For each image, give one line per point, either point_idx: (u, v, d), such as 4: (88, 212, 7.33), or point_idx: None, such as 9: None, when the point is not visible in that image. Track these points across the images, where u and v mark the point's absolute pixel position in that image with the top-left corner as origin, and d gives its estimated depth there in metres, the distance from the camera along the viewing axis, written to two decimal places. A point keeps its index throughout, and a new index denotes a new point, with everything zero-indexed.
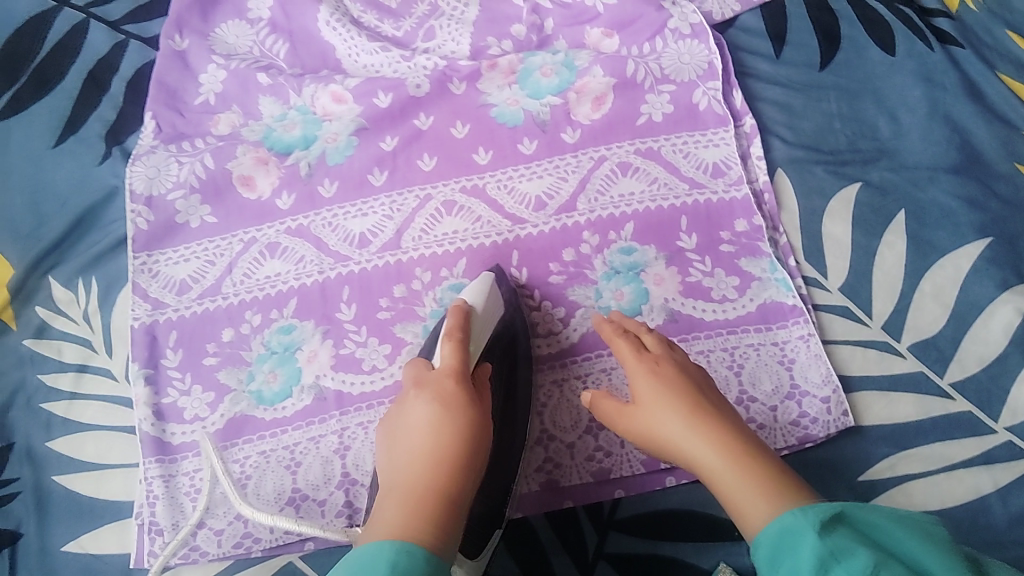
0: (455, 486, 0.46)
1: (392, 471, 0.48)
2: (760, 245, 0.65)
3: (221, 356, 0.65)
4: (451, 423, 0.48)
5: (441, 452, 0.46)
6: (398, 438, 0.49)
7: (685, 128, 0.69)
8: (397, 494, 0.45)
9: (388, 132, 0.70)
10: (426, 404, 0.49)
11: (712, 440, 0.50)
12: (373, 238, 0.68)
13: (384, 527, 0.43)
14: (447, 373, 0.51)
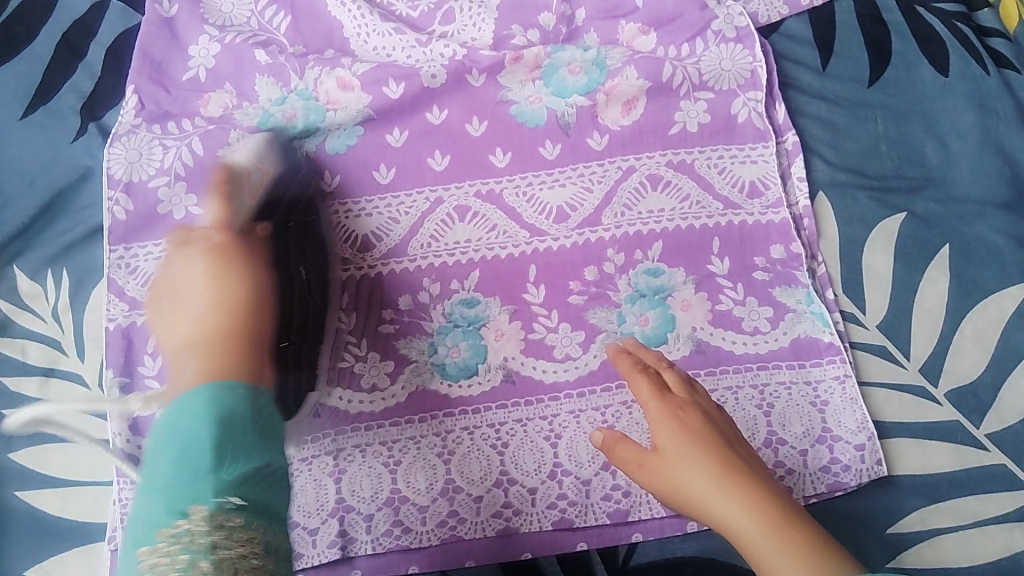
0: (254, 317, 0.54)
1: (182, 329, 0.53)
2: (795, 274, 0.61)
3: None
4: (211, 284, 0.54)
5: (222, 327, 0.52)
6: (182, 302, 0.54)
7: (721, 140, 0.64)
8: (191, 345, 0.51)
9: (397, 125, 0.64)
10: (203, 261, 0.56)
11: (742, 500, 0.44)
12: (377, 242, 0.62)
13: (187, 377, 0.49)
14: (216, 228, 0.58)
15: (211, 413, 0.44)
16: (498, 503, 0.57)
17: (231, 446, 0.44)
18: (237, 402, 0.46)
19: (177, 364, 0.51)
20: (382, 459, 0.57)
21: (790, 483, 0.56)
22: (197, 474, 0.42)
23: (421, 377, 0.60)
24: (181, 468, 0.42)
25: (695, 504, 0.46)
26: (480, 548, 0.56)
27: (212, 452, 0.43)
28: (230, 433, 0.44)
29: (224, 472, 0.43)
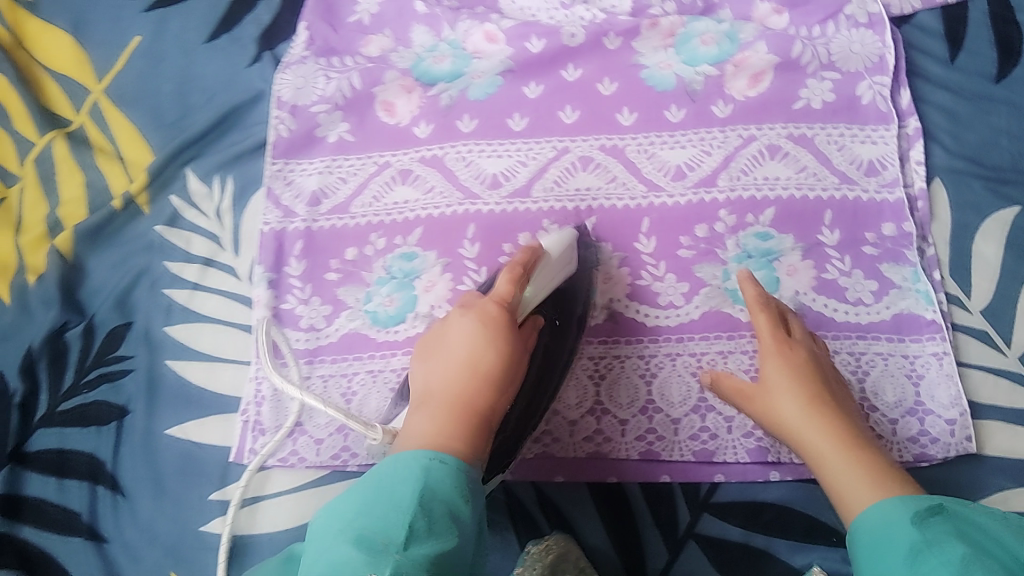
0: (490, 408, 0.51)
1: (427, 378, 0.53)
2: (904, 252, 0.63)
3: (343, 273, 0.66)
4: (489, 343, 0.52)
5: (473, 401, 0.50)
6: (447, 361, 0.53)
7: (843, 119, 0.66)
8: (438, 408, 0.50)
9: (534, 78, 0.69)
10: (472, 322, 0.54)
11: (845, 463, 0.49)
12: (505, 181, 0.67)
13: (422, 433, 0.48)
14: (491, 299, 0.54)
15: (424, 479, 0.43)
16: (591, 429, 0.60)
17: (431, 529, 0.40)
18: (448, 491, 0.43)
19: (418, 412, 0.50)
20: None
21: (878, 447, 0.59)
22: (394, 548, 0.38)
23: None
24: (379, 526, 0.40)
25: (781, 423, 0.54)
26: (569, 467, 0.60)
27: (413, 530, 0.40)
28: (434, 515, 0.41)
29: (421, 544, 0.39)
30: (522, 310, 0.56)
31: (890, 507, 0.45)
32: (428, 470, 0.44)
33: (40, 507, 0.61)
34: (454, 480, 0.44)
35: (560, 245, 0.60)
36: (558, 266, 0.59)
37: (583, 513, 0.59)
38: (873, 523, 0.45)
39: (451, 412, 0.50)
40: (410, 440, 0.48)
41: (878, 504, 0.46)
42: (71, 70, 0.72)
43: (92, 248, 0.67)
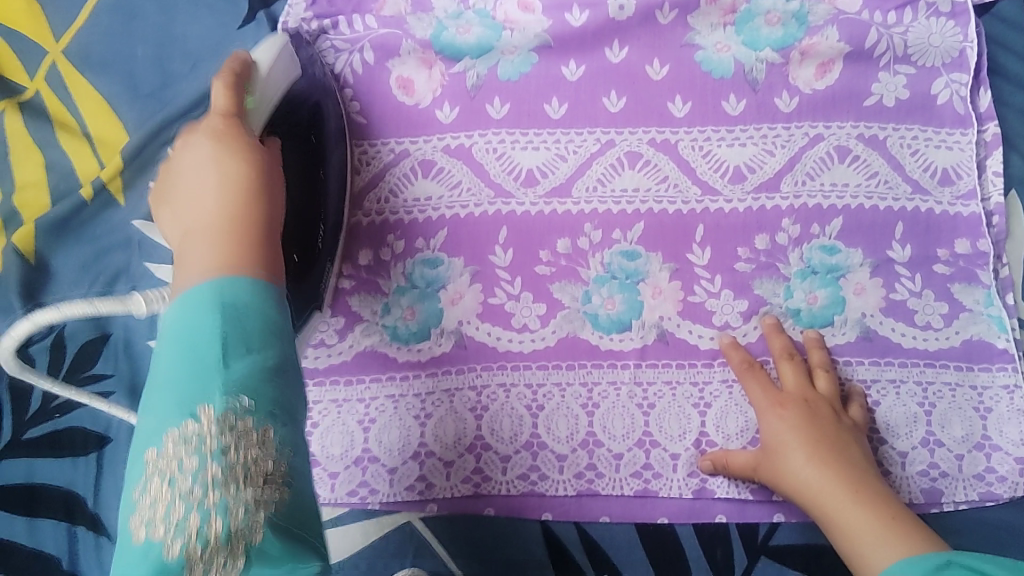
0: (263, 209, 0.43)
1: (182, 214, 0.43)
2: (978, 272, 0.57)
3: (356, 280, 0.58)
4: (220, 165, 0.43)
5: (232, 212, 0.42)
6: (194, 185, 0.43)
7: (918, 119, 0.60)
8: (187, 242, 0.41)
9: (574, 58, 0.61)
10: (231, 143, 0.44)
11: (859, 513, 0.47)
12: (542, 178, 0.59)
13: (201, 267, 0.39)
14: (216, 116, 0.46)
15: (218, 307, 0.37)
16: (639, 464, 0.55)
17: (247, 342, 0.36)
18: (246, 296, 0.38)
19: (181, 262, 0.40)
20: (525, 402, 0.55)
21: (942, 487, 0.54)
22: (213, 365, 0.35)
23: (573, 324, 0.57)
24: (196, 349, 0.36)
25: (805, 493, 0.50)
26: (616, 506, 0.54)
27: (228, 341, 0.36)
28: (247, 323, 0.37)
29: (241, 359, 0.36)
30: (253, 117, 0.48)
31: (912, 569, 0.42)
32: (221, 289, 0.37)
33: (9, 550, 0.52)
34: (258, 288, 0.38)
35: (274, 49, 0.51)
36: (275, 76, 0.51)
37: (631, 559, 0.54)
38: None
39: (186, 243, 0.41)
40: (192, 275, 0.39)
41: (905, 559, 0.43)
42: (24, 25, 0.60)
43: (58, 244, 0.57)
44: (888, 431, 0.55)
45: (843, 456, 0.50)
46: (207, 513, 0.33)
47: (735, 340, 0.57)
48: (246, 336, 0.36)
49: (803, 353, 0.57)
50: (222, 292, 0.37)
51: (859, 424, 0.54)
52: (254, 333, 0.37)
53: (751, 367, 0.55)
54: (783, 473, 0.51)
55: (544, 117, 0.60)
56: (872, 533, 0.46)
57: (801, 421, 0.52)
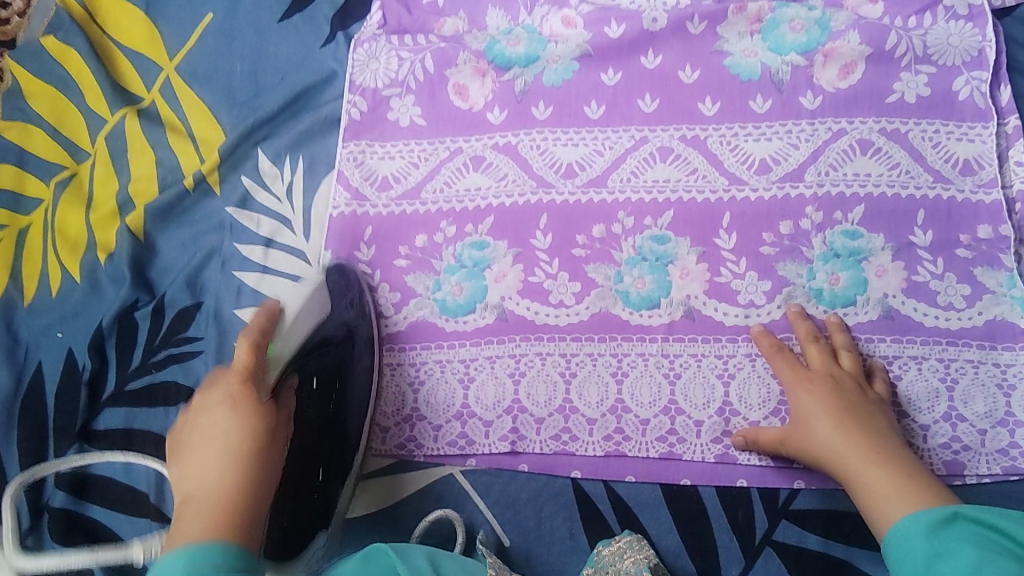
0: (259, 479, 0.46)
1: (184, 485, 0.47)
2: (1000, 255, 0.59)
3: (412, 260, 0.64)
4: (235, 427, 0.48)
5: (224, 488, 0.45)
6: (203, 452, 0.47)
7: (938, 115, 0.63)
8: (181, 513, 0.44)
9: (612, 65, 0.67)
10: (244, 416, 0.48)
11: (882, 476, 0.50)
12: (580, 171, 0.65)
13: (192, 531, 0.42)
14: (236, 373, 0.51)
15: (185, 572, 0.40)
16: (664, 429, 0.59)
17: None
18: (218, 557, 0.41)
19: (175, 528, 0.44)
20: (559, 369, 0.61)
21: (965, 459, 0.56)
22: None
23: (605, 301, 0.62)
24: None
25: (833, 461, 0.53)
26: (642, 467, 0.58)
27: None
28: None
29: None
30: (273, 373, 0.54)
31: (921, 519, 0.46)
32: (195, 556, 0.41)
33: (106, 485, 0.61)
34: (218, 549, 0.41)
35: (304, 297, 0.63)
36: (298, 321, 0.60)
37: (656, 517, 0.57)
38: (904, 534, 0.46)
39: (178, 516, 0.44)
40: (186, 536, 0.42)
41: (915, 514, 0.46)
42: (145, 48, 0.71)
43: (162, 227, 0.67)
44: (909, 404, 0.58)
45: (867, 424, 0.53)
46: None
47: (763, 327, 0.60)
48: None
49: (826, 334, 0.60)
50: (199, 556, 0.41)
51: (884, 398, 0.57)
52: None
53: (780, 349, 0.58)
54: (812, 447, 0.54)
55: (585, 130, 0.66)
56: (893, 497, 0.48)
57: (828, 392, 0.55)
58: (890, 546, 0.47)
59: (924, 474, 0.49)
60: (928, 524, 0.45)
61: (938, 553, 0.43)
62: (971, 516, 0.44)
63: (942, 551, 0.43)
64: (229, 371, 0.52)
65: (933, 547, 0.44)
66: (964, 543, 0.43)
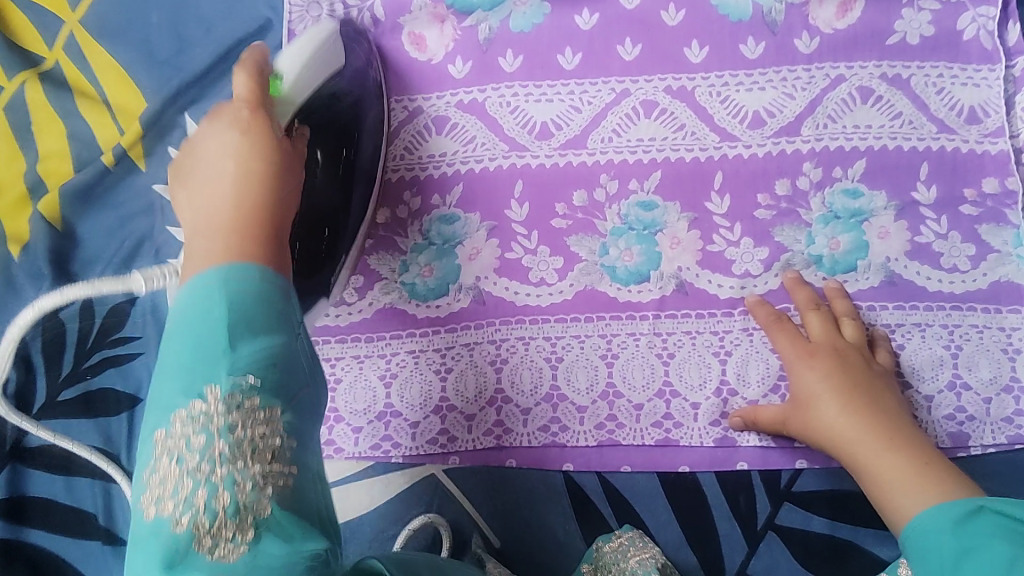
0: (277, 210, 0.43)
1: (195, 206, 0.43)
2: (1006, 212, 0.56)
3: (373, 239, 0.58)
4: (241, 158, 0.43)
5: (243, 206, 0.42)
6: (213, 174, 0.43)
7: (943, 57, 0.58)
8: (198, 229, 0.41)
9: (587, 7, 0.59)
10: (255, 134, 0.44)
11: (896, 463, 0.47)
12: (557, 130, 0.59)
13: (210, 258, 0.39)
14: (243, 99, 0.45)
15: (226, 299, 0.37)
16: (659, 414, 0.55)
17: (252, 325, 0.36)
18: (254, 279, 0.38)
19: (195, 254, 0.40)
20: (544, 354, 0.56)
21: (969, 430, 0.54)
22: (218, 355, 0.35)
23: (590, 277, 0.57)
24: (201, 330, 0.36)
25: (840, 444, 0.50)
26: (637, 456, 0.54)
27: (234, 328, 0.36)
28: (256, 310, 0.37)
29: (248, 343, 0.36)
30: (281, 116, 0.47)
31: (947, 514, 0.42)
32: (230, 282, 0.37)
33: (47, 506, 0.55)
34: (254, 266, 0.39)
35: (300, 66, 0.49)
36: (305, 74, 0.49)
37: (653, 507, 0.54)
38: (929, 529, 0.43)
39: (195, 233, 0.41)
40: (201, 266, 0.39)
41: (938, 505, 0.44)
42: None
43: (82, 211, 0.59)
44: (913, 375, 0.55)
45: (876, 405, 0.50)
46: (215, 487, 0.32)
47: (760, 297, 0.56)
48: (253, 324, 0.36)
49: (825, 302, 0.56)
50: (235, 284, 0.37)
51: (888, 369, 0.53)
52: (262, 320, 0.37)
53: (779, 320, 0.54)
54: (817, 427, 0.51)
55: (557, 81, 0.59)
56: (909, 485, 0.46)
57: (831, 369, 0.52)
58: (915, 544, 0.43)
59: (937, 456, 0.47)
60: (955, 518, 0.42)
61: (966, 548, 0.40)
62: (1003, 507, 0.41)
63: (971, 545, 0.40)
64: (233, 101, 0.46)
65: (961, 542, 0.40)
66: (994, 534, 0.39)
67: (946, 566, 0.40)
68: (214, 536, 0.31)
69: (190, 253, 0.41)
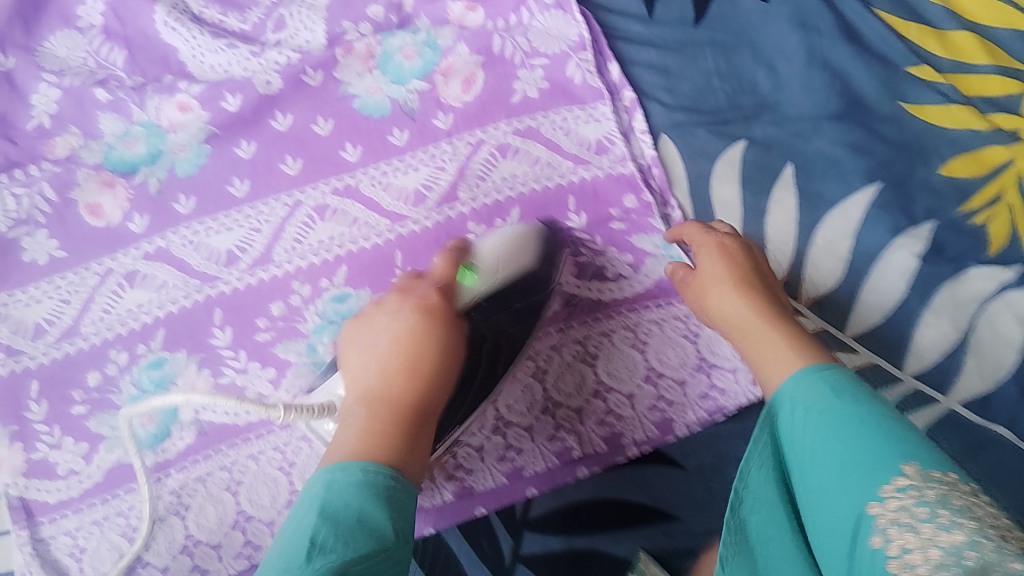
0: (428, 406, 0.48)
1: (365, 375, 0.49)
2: (649, 222, 0.63)
3: (90, 403, 0.59)
4: (443, 354, 0.50)
5: (392, 397, 0.47)
6: (420, 354, 0.49)
7: (562, 102, 0.66)
8: (377, 411, 0.47)
9: (243, 137, 0.64)
10: (433, 334, 0.50)
11: (773, 338, 0.48)
12: (242, 254, 0.62)
13: (366, 451, 0.44)
14: (433, 291, 0.52)
15: (319, 499, 0.41)
16: None
17: (318, 541, 0.39)
18: (348, 485, 0.42)
19: (356, 408, 0.48)
20: (278, 464, 0.58)
21: (673, 414, 0.58)
22: (295, 564, 0.38)
23: (304, 378, 0.60)
24: (291, 544, 0.40)
25: (732, 325, 0.52)
26: None
27: (313, 540, 0.39)
28: (340, 519, 0.40)
29: (320, 554, 0.39)
30: (459, 307, 0.53)
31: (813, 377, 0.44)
32: (335, 482, 0.42)
33: None
34: (367, 492, 0.42)
35: (501, 244, 0.56)
36: (502, 269, 0.55)
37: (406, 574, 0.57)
38: (809, 398, 0.43)
39: (365, 411, 0.47)
40: (351, 446, 0.45)
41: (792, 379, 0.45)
42: None
43: None
44: (611, 378, 0.59)
45: (767, 296, 0.53)
46: None
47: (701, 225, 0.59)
48: (337, 526, 0.40)
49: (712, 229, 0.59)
50: (340, 480, 0.42)
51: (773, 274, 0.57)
52: (354, 524, 0.40)
53: (704, 229, 0.58)
54: (709, 302, 0.54)
55: (239, 210, 0.63)
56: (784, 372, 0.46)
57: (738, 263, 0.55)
58: (781, 408, 0.44)
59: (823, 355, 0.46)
60: (841, 391, 0.42)
61: (852, 427, 0.40)
62: (846, 386, 0.43)
63: (829, 404, 0.42)
64: (422, 286, 0.53)
65: (846, 419, 0.41)
66: (862, 405, 0.41)
67: (799, 457, 0.42)
68: None
69: (352, 413, 0.47)
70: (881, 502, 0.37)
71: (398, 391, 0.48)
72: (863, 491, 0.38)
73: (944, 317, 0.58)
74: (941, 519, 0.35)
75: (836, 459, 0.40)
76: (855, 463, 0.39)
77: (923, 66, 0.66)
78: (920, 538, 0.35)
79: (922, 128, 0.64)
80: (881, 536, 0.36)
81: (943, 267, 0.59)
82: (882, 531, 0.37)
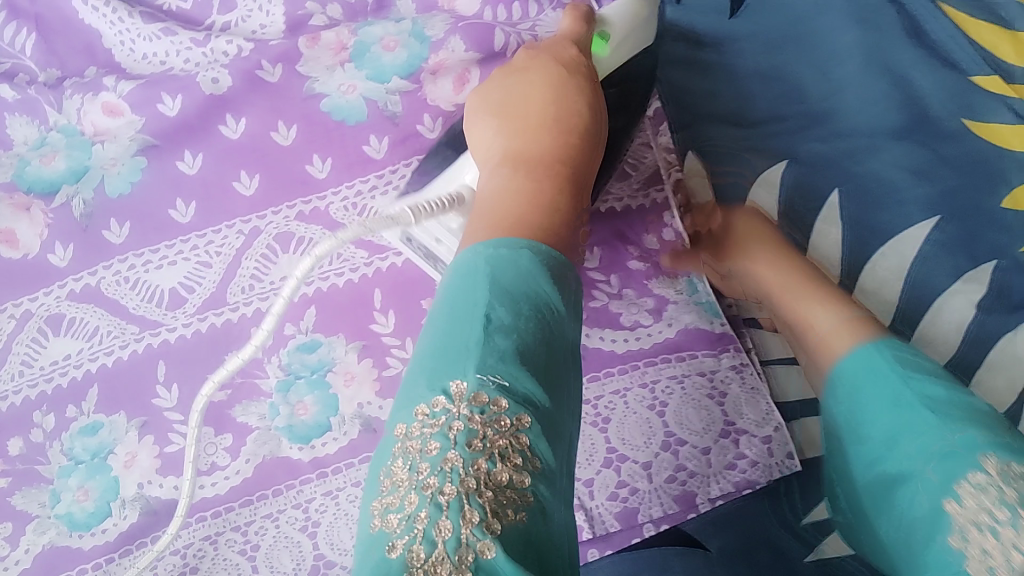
0: (581, 175, 0.43)
1: (503, 133, 0.44)
2: (675, 261, 0.54)
3: (13, 476, 0.49)
4: (594, 106, 0.44)
5: (545, 156, 0.43)
6: (562, 108, 0.44)
7: None
8: (528, 175, 0.42)
9: (187, 148, 0.53)
10: (579, 91, 0.44)
11: (814, 300, 0.50)
12: (189, 294, 0.52)
13: (526, 226, 0.39)
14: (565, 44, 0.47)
15: (485, 273, 0.36)
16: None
17: (491, 319, 0.35)
18: (510, 266, 0.36)
19: (501, 175, 0.43)
20: (238, 548, 0.49)
21: (693, 487, 0.50)
22: (470, 342, 0.34)
23: (268, 446, 0.51)
24: (457, 325, 0.35)
25: (772, 296, 0.53)
26: None
27: (488, 322, 0.35)
28: (510, 286, 0.36)
29: (498, 335, 0.34)
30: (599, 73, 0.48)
31: (882, 360, 0.45)
32: (495, 261, 0.37)
33: None
34: (540, 267, 0.37)
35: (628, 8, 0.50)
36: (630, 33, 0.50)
37: None
38: (871, 382, 0.45)
39: (518, 172, 0.42)
40: (515, 222, 0.40)
41: (857, 354, 0.46)
42: None
43: None
44: (625, 445, 0.50)
45: (803, 262, 0.53)
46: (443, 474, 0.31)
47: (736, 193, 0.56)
48: (513, 305, 0.35)
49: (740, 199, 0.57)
50: (500, 259, 0.37)
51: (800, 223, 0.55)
52: (524, 305, 0.35)
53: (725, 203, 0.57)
54: (743, 276, 0.54)
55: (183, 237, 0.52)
56: (842, 340, 0.48)
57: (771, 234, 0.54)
58: (844, 395, 0.46)
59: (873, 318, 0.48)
60: (903, 377, 0.44)
61: (905, 423, 0.42)
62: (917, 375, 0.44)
63: (904, 395, 0.43)
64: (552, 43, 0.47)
65: (917, 404, 0.42)
66: (934, 391, 0.42)
67: (868, 452, 0.44)
68: (475, 476, 0.31)
69: (499, 175, 0.42)
70: (960, 499, 0.37)
71: (544, 152, 0.43)
72: (937, 481, 0.39)
73: (1001, 377, 0.49)
74: (1010, 495, 0.35)
75: (909, 448, 0.41)
76: (928, 451, 0.40)
77: (996, 75, 0.55)
78: (1002, 541, 0.35)
79: (991, 148, 0.53)
80: (959, 533, 0.37)
81: (1007, 318, 0.50)
82: (962, 530, 0.37)
